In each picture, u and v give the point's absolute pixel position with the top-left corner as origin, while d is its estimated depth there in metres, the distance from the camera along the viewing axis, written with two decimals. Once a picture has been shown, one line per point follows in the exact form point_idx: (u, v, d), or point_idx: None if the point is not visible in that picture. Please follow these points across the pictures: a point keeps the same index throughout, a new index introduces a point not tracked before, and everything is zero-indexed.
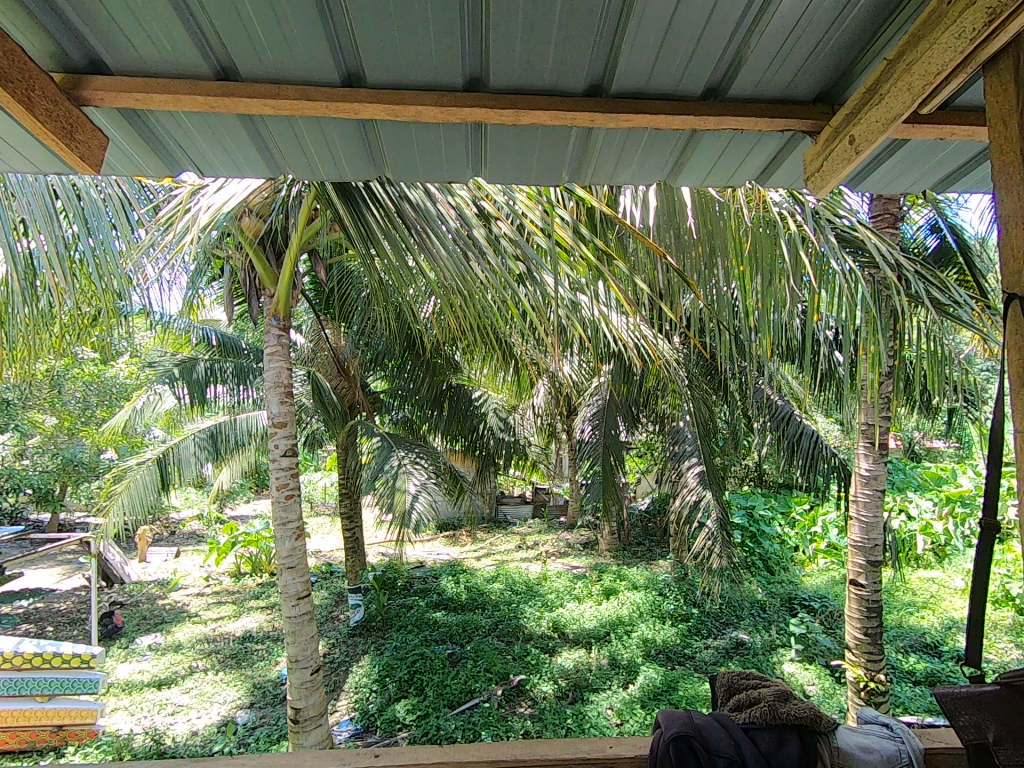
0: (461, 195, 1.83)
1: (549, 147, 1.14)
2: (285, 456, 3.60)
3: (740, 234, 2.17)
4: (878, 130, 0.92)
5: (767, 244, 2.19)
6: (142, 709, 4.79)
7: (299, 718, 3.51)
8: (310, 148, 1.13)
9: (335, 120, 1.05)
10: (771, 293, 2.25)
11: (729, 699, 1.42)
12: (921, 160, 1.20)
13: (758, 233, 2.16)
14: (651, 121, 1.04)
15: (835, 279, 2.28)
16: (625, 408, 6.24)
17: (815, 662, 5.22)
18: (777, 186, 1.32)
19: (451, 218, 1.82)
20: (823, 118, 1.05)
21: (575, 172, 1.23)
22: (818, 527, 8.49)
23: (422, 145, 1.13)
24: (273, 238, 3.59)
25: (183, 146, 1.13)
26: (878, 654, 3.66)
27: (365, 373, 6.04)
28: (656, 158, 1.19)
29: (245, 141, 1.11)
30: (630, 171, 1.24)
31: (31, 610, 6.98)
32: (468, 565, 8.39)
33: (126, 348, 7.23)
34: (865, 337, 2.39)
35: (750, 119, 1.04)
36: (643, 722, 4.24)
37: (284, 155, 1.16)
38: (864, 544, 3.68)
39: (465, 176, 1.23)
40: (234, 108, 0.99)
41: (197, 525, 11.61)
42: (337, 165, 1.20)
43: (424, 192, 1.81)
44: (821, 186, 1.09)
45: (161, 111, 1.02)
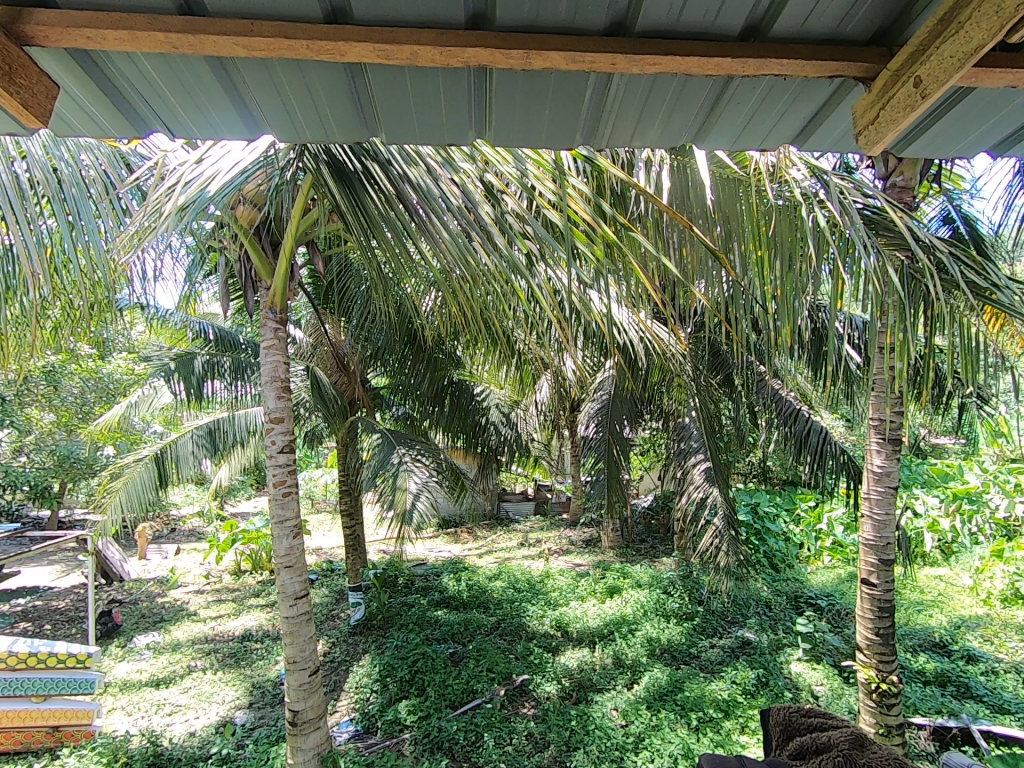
0: (466, 169, 1.66)
1: (562, 103, 1.03)
2: (282, 452, 3.52)
3: (762, 217, 2.05)
4: (952, 68, 0.84)
5: (789, 226, 2.06)
6: (139, 710, 4.73)
7: (298, 721, 3.43)
8: (293, 101, 1.03)
9: (323, 66, 0.94)
10: (792, 279, 2.11)
11: (789, 737, 1.58)
12: (983, 116, 1.11)
13: (779, 216, 2.05)
14: (680, 65, 0.93)
15: (863, 261, 2.13)
16: (630, 404, 6.16)
17: (823, 662, 5.12)
18: (816, 148, 1.22)
19: (454, 197, 1.65)
20: (880, 61, 0.95)
21: (590, 134, 1.13)
22: (823, 525, 8.44)
23: (420, 99, 1.03)
24: (270, 225, 3.45)
25: (147, 99, 1.03)
26: (890, 654, 3.57)
27: (366, 368, 5.94)
28: (682, 116, 1.08)
29: (219, 93, 1.01)
30: (653, 132, 1.13)
31: (29, 608, 6.92)
32: (470, 563, 8.32)
33: (124, 343, 7.15)
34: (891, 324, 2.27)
35: (794, 62, 0.93)
36: (648, 723, 4.16)
37: (268, 114, 1.06)
38: (876, 543, 3.56)
39: (468, 137, 1.13)
40: (203, 49, 0.88)
41: (197, 522, 11.58)
42: (325, 124, 1.10)
43: (424, 170, 1.67)
44: (876, 140, 1.00)
45: (117, 53, 0.92)
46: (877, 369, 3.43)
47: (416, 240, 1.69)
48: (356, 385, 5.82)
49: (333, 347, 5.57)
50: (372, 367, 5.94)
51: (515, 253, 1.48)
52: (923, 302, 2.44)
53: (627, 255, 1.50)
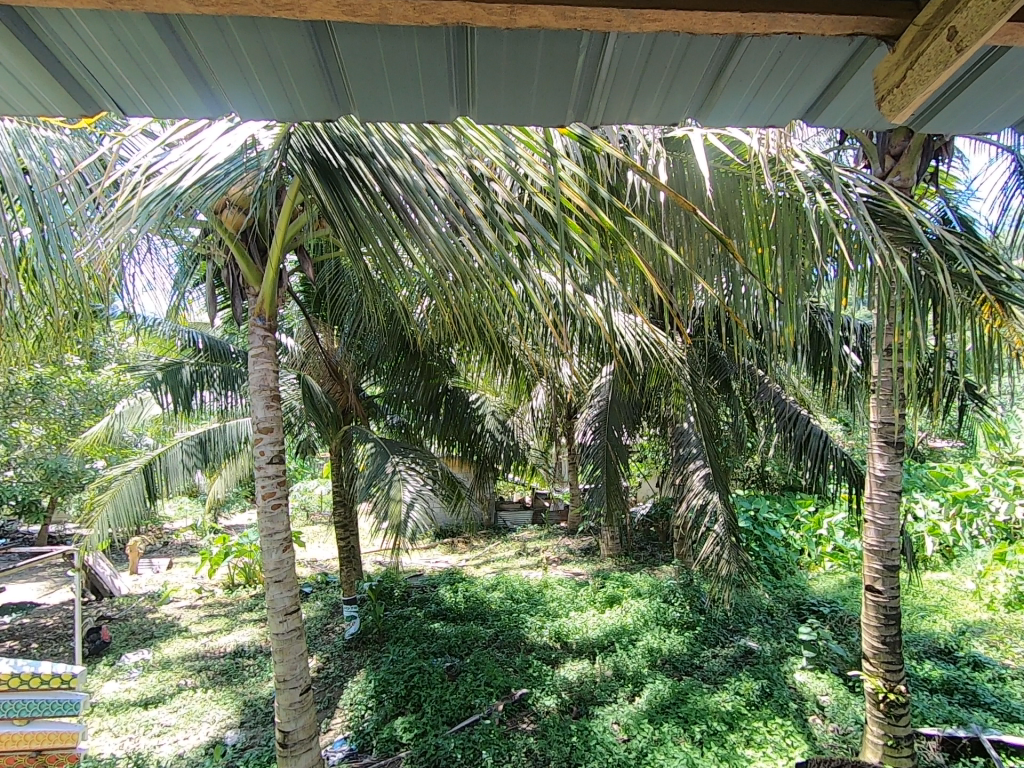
0: (451, 156, 1.53)
1: (554, 71, 0.96)
2: (272, 463, 3.42)
3: (762, 212, 1.98)
4: (995, 15, 0.77)
5: (790, 221, 1.99)
6: (127, 731, 4.60)
7: (288, 742, 3.32)
8: (252, 69, 0.95)
9: (285, 27, 0.87)
10: (795, 275, 2.03)
11: None
12: (1010, 84, 1.05)
13: (782, 210, 1.97)
14: (684, 23, 0.86)
15: (868, 257, 2.06)
16: (627, 410, 6.12)
17: (827, 670, 5.02)
18: (826, 123, 1.16)
19: (442, 189, 1.50)
20: (905, 16, 0.88)
21: (583, 109, 1.06)
22: (823, 530, 8.38)
23: (396, 67, 0.95)
24: (257, 229, 3.35)
25: (91, 72, 0.96)
26: (897, 663, 3.49)
27: (359, 377, 5.85)
28: (684, 85, 1.02)
29: (171, 66, 0.94)
30: (654, 102, 1.07)
31: (16, 626, 6.77)
32: (468, 573, 8.20)
33: (114, 354, 7.06)
34: (899, 321, 2.20)
35: (809, 19, 0.86)
36: (651, 737, 4.05)
37: (228, 86, 0.99)
38: (881, 549, 3.48)
39: (450, 114, 1.05)
40: (142, 5, 0.80)
41: (190, 536, 11.42)
42: (291, 97, 1.01)
43: (409, 163, 1.54)
44: (902, 104, 0.93)
45: (48, 11, 0.84)
46: (878, 370, 3.36)
47: (407, 244, 1.56)
48: (349, 394, 5.74)
49: (324, 354, 5.49)
50: (365, 375, 5.85)
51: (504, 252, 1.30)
52: (933, 299, 2.36)
53: (633, 255, 1.29)
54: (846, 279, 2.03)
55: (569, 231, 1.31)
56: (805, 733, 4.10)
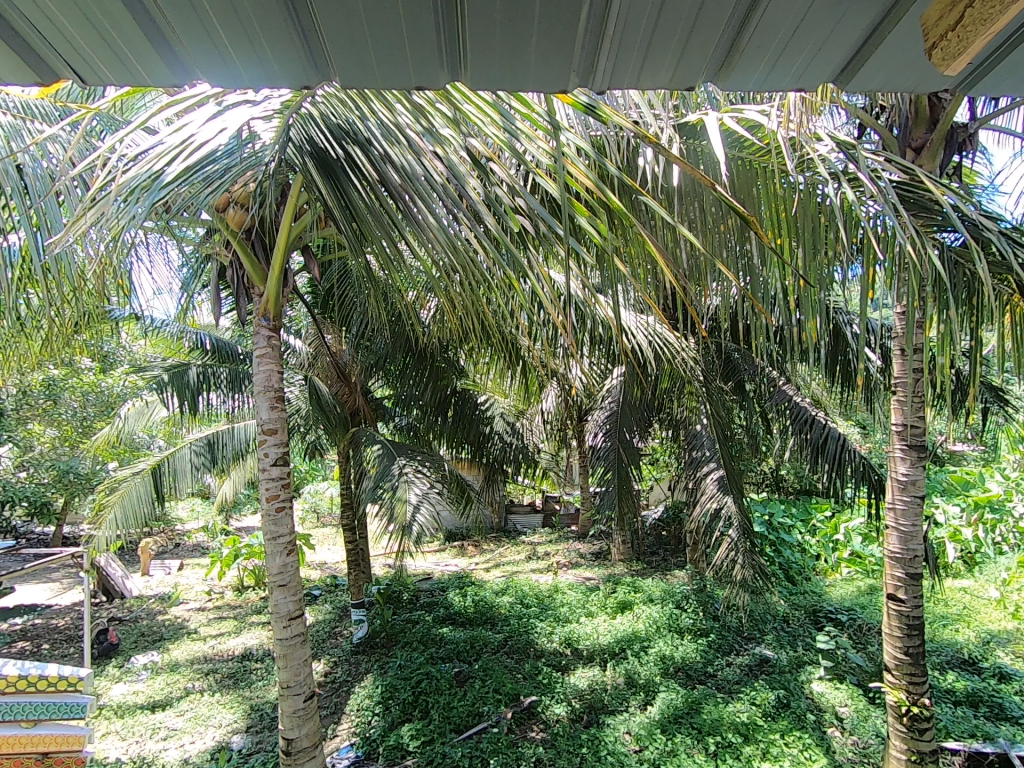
0: (446, 136, 1.35)
1: (551, 25, 0.69)
2: (275, 465, 3.37)
3: (782, 201, 1.85)
4: None
5: (813, 210, 1.85)
6: (134, 734, 4.57)
7: (292, 750, 3.26)
8: (220, 23, 0.67)
9: None
10: (816, 265, 1.90)
11: None
12: None
13: (805, 197, 1.84)
14: None
15: (895, 251, 1.92)
16: (639, 412, 6.01)
17: (846, 681, 4.87)
18: (857, 93, 0.90)
19: (439, 173, 1.32)
20: None
21: (586, 76, 0.78)
22: (840, 535, 8.20)
23: (376, 20, 0.67)
24: (261, 229, 3.31)
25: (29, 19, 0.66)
26: (921, 675, 3.35)
27: (367, 378, 5.81)
28: (704, 42, 0.75)
29: (130, 21, 0.66)
30: (667, 66, 0.79)
31: (27, 627, 6.80)
32: (477, 577, 8.12)
33: (125, 356, 7.10)
34: (930, 315, 2.07)
35: None
36: (664, 749, 3.93)
37: (200, 59, 0.71)
38: (903, 556, 3.35)
39: (438, 81, 0.77)
40: None
41: (202, 537, 11.49)
42: (261, 63, 0.73)
43: (403, 147, 1.33)
44: (961, 51, 0.75)
45: None
46: (899, 370, 3.23)
47: (407, 239, 1.36)
48: (357, 396, 5.71)
49: (332, 356, 5.47)
50: (373, 377, 5.80)
51: (505, 249, 1.18)
52: (968, 291, 2.22)
53: (648, 243, 1.17)
54: (876, 269, 1.89)
55: (577, 218, 1.18)
56: (824, 746, 3.96)
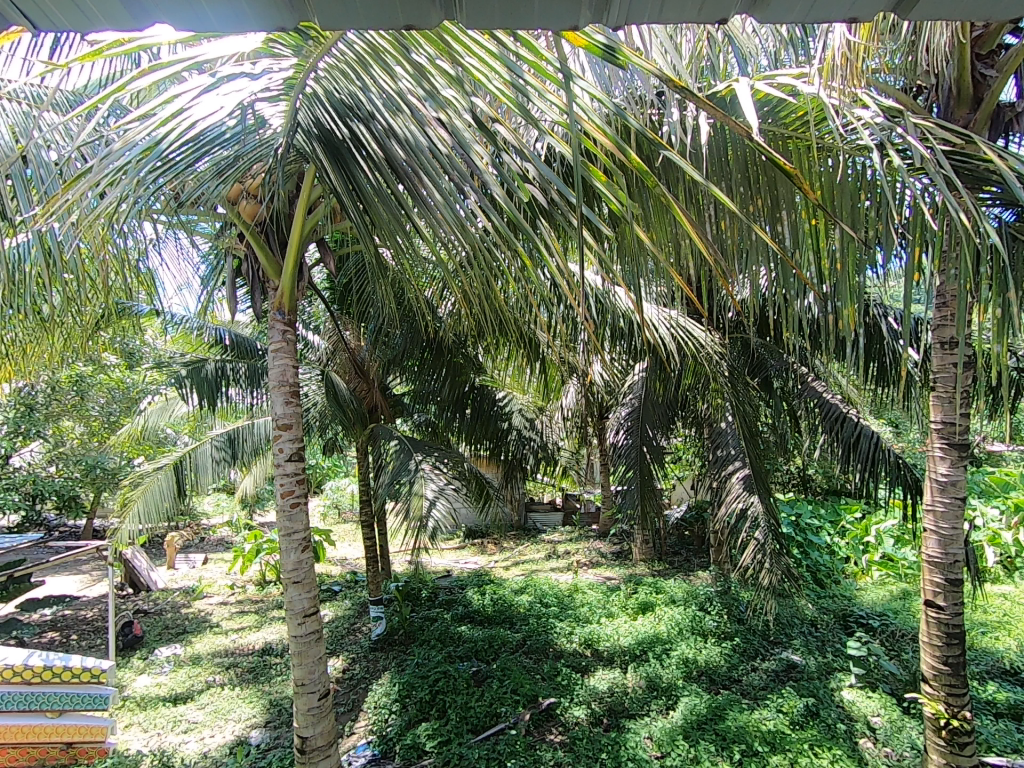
0: (451, 98, 1.23)
1: None
2: (290, 461, 3.33)
3: (818, 178, 1.71)
4: None
5: (850, 188, 1.71)
6: (156, 726, 4.62)
7: (306, 748, 3.22)
8: None
9: None
10: (854, 248, 1.77)
11: None
12: None
13: (841, 174, 1.70)
14: None
15: (944, 228, 1.76)
16: (662, 409, 5.85)
17: (879, 689, 4.67)
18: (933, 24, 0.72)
19: (444, 141, 1.21)
20: None
21: (599, 10, 0.67)
22: (871, 537, 7.92)
23: None
24: (276, 221, 3.26)
25: None
26: (961, 687, 3.17)
27: (385, 375, 5.77)
28: None
29: None
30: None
31: (57, 618, 6.96)
32: (496, 575, 8.07)
33: (150, 353, 7.21)
34: (984, 298, 1.90)
35: None
36: (686, 756, 3.81)
37: None
38: (943, 561, 3.16)
39: (432, 17, 0.68)
40: None
41: (226, 532, 11.68)
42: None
43: (404, 116, 1.23)
44: None
45: None
46: (938, 364, 3.05)
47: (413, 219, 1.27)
48: (375, 392, 5.68)
49: (351, 352, 5.44)
50: (391, 373, 5.76)
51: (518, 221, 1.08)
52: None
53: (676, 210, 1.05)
54: (921, 249, 1.74)
55: (592, 185, 1.06)
56: (856, 758, 3.79)
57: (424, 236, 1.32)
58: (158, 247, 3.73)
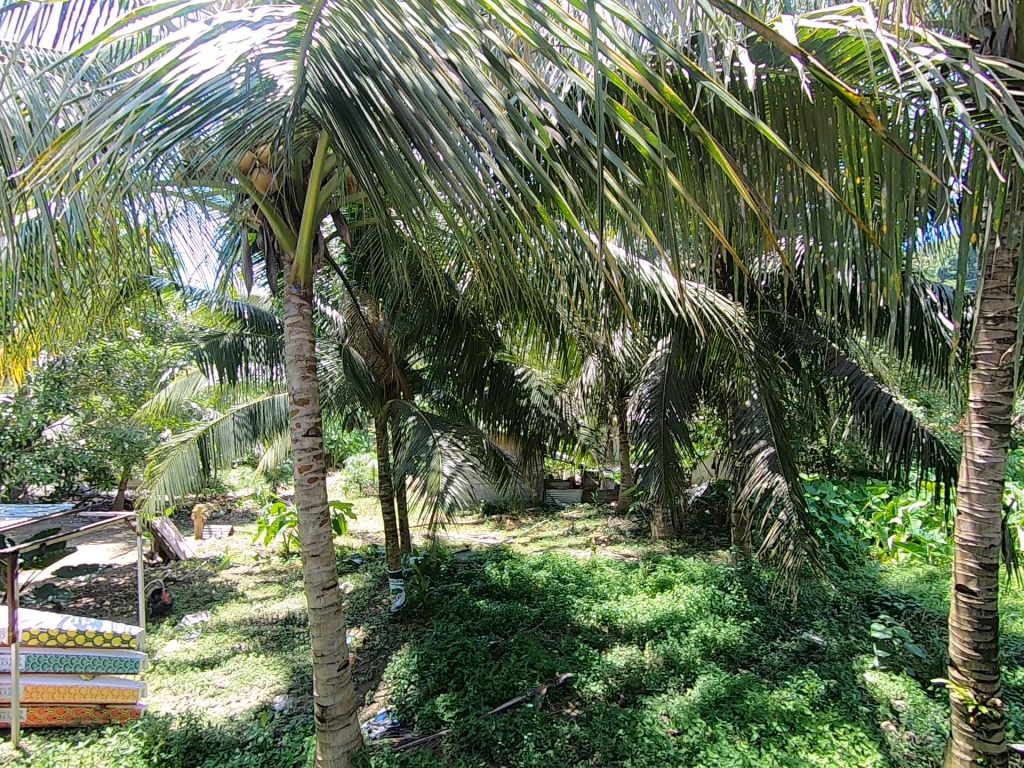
0: (459, 37, 1.13)
1: None
2: (307, 435, 3.33)
3: (864, 131, 1.56)
4: None
5: (901, 141, 1.56)
6: (184, 690, 4.78)
7: (326, 717, 3.28)
8: None
9: None
10: (904, 207, 1.62)
11: None
12: None
13: (889, 126, 1.56)
14: None
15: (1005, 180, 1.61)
16: (686, 386, 5.72)
17: (903, 672, 4.59)
18: None
19: (454, 87, 1.12)
20: None
21: None
22: (898, 519, 7.75)
23: None
24: (290, 190, 3.18)
25: None
26: (992, 674, 3.07)
27: (403, 351, 5.75)
28: None
29: None
30: None
31: (92, 584, 7.24)
32: (515, 551, 8.12)
33: (172, 328, 7.30)
34: None
35: None
36: (704, 733, 3.79)
37: None
38: (977, 545, 3.03)
39: None
40: None
41: (251, 504, 11.96)
42: None
43: (412, 61, 1.14)
44: None
45: None
46: (980, 340, 2.88)
47: (424, 178, 1.19)
48: (393, 368, 5.66)
49: (368, 328, 5.42)
50: (409, 350, 5.74)
51: (538, 174, 0.99)
52: None
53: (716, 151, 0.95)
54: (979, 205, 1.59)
55: (620, 126, 0.96)
56: (878, 740, 3.73)
57: (438, 197, 1.23)
58: (175, 219, 3.71)
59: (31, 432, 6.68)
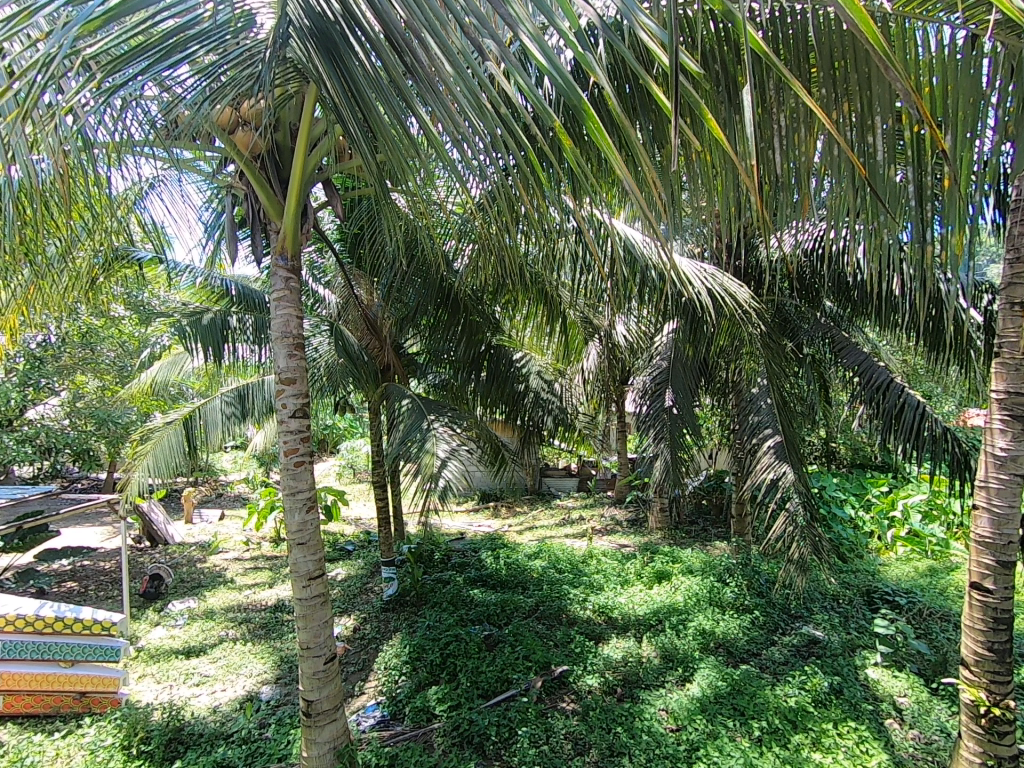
0: None
1: None
2: (294, 417, 3.14)
3: (921, 72, 1.42)
4: None
5: (965, 83, 1.42)
6: (168, 678, 4.64)
7: (311, 712, 3.13)
8: None
9: None
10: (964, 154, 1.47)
11: None
12: None
13: (952, 67, 1.42)
14: None
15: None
16: (693, 373, 5.53)
17: (905, 669, 4.48)
18: None
19: None
20: None
21: None
22: (897, 511, 7.63)
23: None
24: (275, 152, 2.96)
25: None
26: (1005, 674, 2.93)
27: (399, 333, 5.57)
28: None
29: None
30: None
31: (77, 569, 7.09)
32: (510, 540, 7.98)
33: (159, 305, 7.06)
34: None
35: None
36: (704, 731, 3.67)
37: None
38: (995, 541, 2.86)
39: None
40: None
41: (244, 488, 11.79)
42: None
43: None
44: None
45: None
46: (1006, 326, 2.71)
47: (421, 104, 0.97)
48: (388, 351, 5.50)
49: (362, 307, 5.24)
50: (405, 332, 5.55)
51: (563, 77, 0.77)
52: None
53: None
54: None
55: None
56: (883, 740, 3.61)
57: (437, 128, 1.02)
58: (155, 187, 3.48)
59: (13, 411, 6.46)
